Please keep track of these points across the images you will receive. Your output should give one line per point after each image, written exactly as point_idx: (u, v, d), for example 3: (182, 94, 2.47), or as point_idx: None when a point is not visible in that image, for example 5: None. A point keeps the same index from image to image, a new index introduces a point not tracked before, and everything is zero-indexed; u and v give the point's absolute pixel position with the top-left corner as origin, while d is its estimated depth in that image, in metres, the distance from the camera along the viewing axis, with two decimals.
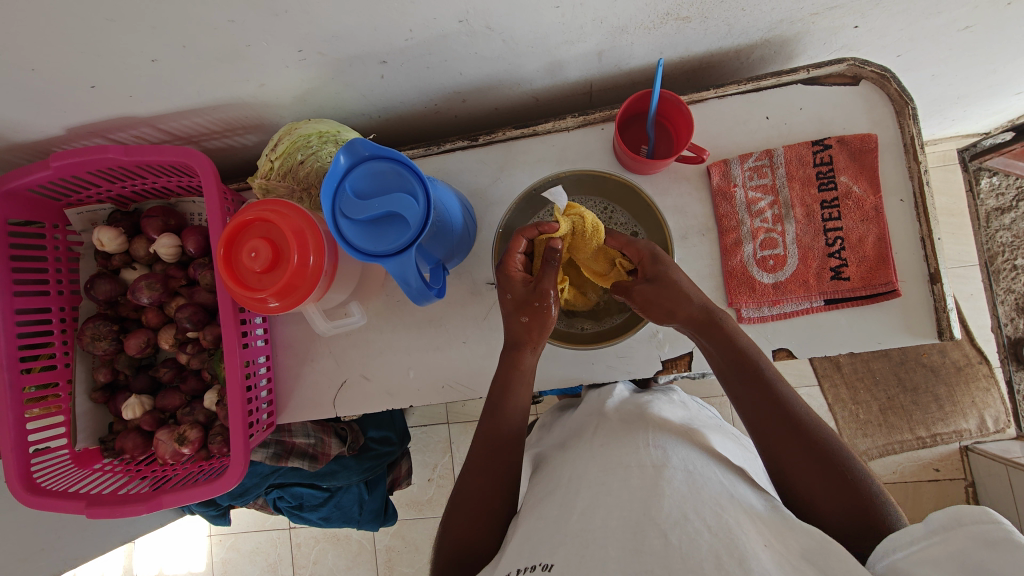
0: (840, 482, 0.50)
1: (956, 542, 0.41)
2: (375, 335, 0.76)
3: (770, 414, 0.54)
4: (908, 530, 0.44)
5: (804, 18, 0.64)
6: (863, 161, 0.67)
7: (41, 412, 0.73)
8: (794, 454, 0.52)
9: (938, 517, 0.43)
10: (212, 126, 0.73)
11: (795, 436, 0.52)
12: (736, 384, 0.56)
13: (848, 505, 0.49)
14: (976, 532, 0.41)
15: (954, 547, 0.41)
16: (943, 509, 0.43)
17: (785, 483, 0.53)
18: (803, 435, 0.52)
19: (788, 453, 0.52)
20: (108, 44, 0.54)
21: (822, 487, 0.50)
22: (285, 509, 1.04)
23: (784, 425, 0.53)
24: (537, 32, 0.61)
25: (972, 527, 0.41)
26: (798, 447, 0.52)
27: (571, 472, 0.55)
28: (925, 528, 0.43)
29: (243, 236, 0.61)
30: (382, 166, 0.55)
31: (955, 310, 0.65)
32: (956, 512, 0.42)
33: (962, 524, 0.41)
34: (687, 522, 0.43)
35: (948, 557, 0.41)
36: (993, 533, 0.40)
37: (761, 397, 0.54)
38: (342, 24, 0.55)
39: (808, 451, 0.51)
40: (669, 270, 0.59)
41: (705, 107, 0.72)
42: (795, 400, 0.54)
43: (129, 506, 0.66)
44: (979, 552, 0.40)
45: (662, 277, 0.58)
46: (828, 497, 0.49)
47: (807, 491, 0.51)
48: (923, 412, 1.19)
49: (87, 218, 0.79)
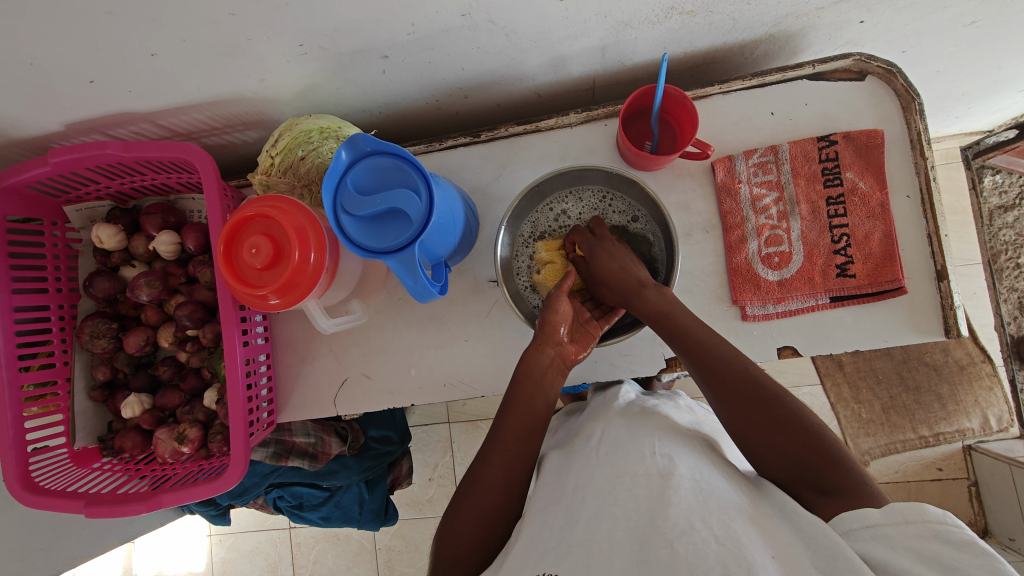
0: (774, 424, 0.52)
1: (915, 533, 0.41)
2: (375, 333, 0.76)
3: (700, 367, 0.58)
4: (866, 515, 0.44)
5: (810, 13, 0.63)
6: (869, 157, 0.67)
7: (39, 411, 0.72)
8: (730, 401, 0.55)
9: (900, 508, 0.43)
10: (212, 122, 0.72)
11: (729, 378, 0.56)
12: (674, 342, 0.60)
13: (791, 443, 0.51)
14: (938, 531, 0.41)
15: (913, 540, 0.41)
16: (906, 503, 0.42)
17: (741, 437, 0.54)
18: (733, 378, 0.55)
19: (731, 396, 0.55)
20: (108, 38, 0.54)
21: (757, 418, 0.53)
22: (285, 508, 1.03)
23: (711, 368, 0.57)
24: (540, 26, 0.61)
25: (933, 523, 0.41)
26: (731, 395, 0.55)
27: (576, 478, 0.54)
28: (885, 517, 0.43)
29: (243, 233, 0.60)
30: (384, 161, 0.54)
31: (962, 308, 0.65)
32: (917, 507, 0.42)
33: (923, 519, 0.42)
34: (694, 532, 0.43)
35: (908, 548, 0.41)
36: (955, 533, 0.41)
37: (695, 347, 0.59)
38: (342, 18, 0.55)
39: (743, 396, 0.54)
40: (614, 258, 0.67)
41: (709, 103, 0.71)
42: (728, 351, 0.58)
43: (126, 506, 0.65)
44: (940, 549, 0.40)
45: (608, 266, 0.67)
46: (773, 446, 0.52)
47: (755, 440, 0.53)
48: (925, 411, 1.19)
49: (85, 215, 0.78)
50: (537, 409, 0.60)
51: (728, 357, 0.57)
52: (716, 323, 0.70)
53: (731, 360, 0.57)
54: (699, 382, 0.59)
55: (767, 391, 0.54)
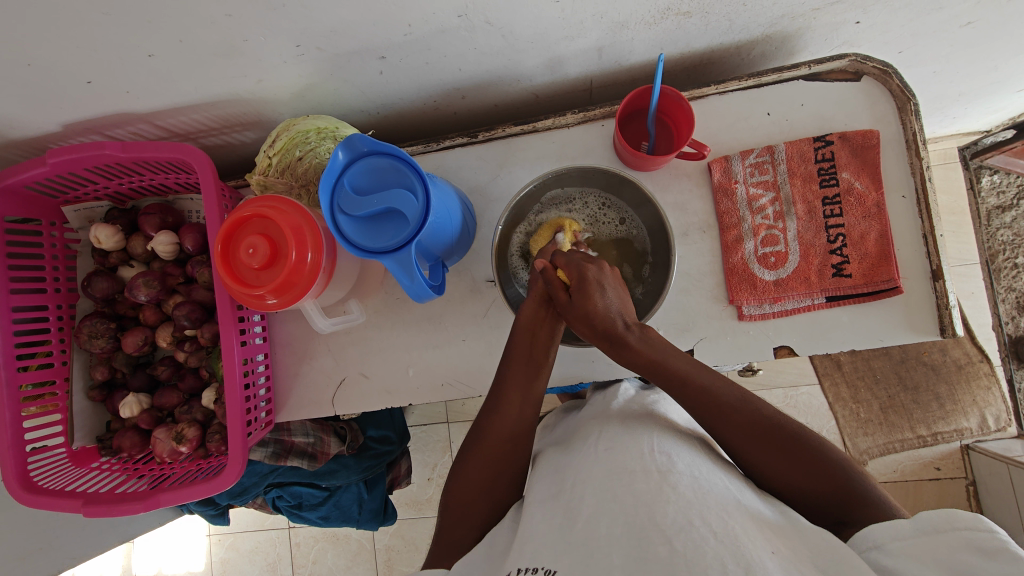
0: (795, 464, 0.51)
1: (947, 545, 0.41)
2: (373, 333, 0.76)
3: (709, 414, 0.55)
4: (896, 526, 0.44)
5: (806, 13, 0.63)
6: (865, 158, 0.67)
7: (38, 411, 0.73)
8: (745, 447, 0.53)
9: (932, 518, 0.42)
10: (210, 122, 0.73)
11: (743, 420, 0.54)
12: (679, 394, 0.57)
13: (817, 482, 0.50)
14: (970, 540, 0.40)
15: (942, 549, 0.41)
16: (937, 511, 0.43)
17: (762, 478, 0.53)
18: (746, 422, 0.53)
19: (748, 439, 0.53)
20: (106, 39, 0.54)
21: (777, 458, 0.52)
22: (284, 508, 1.04)
23: (724, 414, 0.54)
24: (536, 27, 0.61)
25: (965, 532, 0.41)
26: (746, 441, 0.53)
27: (575, 475, 0.54)
28: (914, 527, 0.43)
29: (240, 233, 0.60)
30: (381, 162, 0.54)
31: (957, 308, 0.65)
32: (950, 516, 0.42)
33: (954, 528, 0.41)
34: (692, 529, 0.43)
35: (933, 556, 0.41)
36: (988, 542, 0.40)
37: (702, 395, 0.55)
38: (339, 19, 0.55)
39: (758, 441, 0.53)
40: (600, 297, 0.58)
41: (706, 104, 0.72)
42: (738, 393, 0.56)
43: (124, 505, 0.66)
44: (970, 557, 0.39)
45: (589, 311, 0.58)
46: (796, 485, 0.51)
47: (776, 481, 0.52)
48: (923, 411, 1.19)
49: (83, 216, 0.78)
50: (531, 410, 0.62)
51: (739, 400, 0.55)
52: (713, 322, 0.70)
53: (742, 403, 0.55)
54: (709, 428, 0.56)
55: (783, 431, 0.53)
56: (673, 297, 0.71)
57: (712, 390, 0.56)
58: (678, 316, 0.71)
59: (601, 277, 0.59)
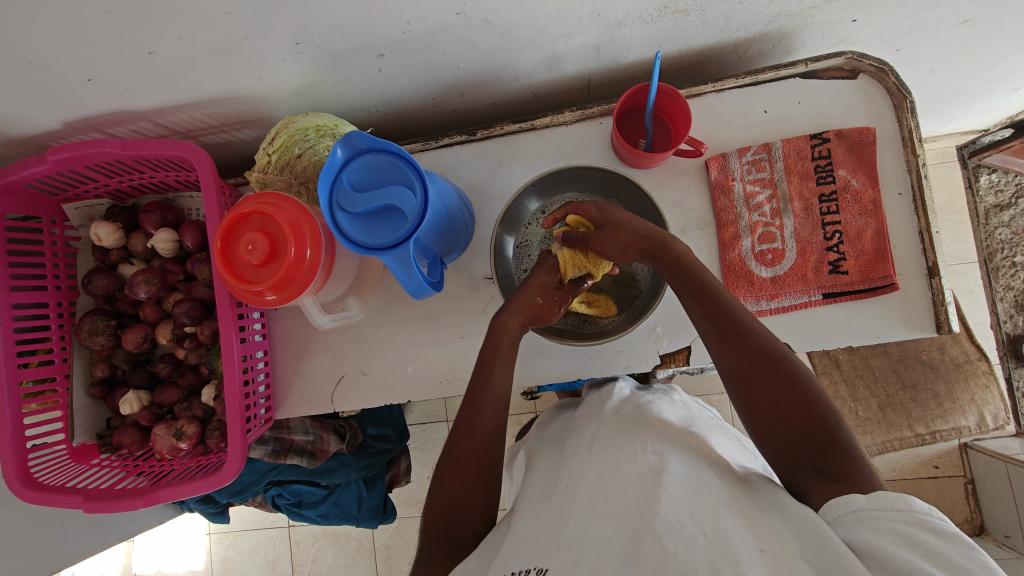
0: (792, 400, 0.51)
1: (901, 521, 0.42)
2: (371, 330, 0.76)
3: (716, 329, 0.56)
4: (854, 498, 0.44)
5: (802, 12, 0.64)
6: (861, 155, 0.67)
7: (38, 407, 0.73)
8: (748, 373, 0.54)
9: (889, 498, 0.43)
10: (210, 120, 0.73)
11: (749, 344, 0.54)
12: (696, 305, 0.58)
13: (806, 424, 0.50)
14: (925, 521, 0.41)
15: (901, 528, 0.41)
16: (894, 492, 0.43)
17: (751, 411, 0.53)
18: (754, 345, 0.54)
19: (751, 363, 0.53)
20: (105, 37, 0.54)
21: (776, 391, 0.52)
22: (283, 506, 1.04)
23: (733, 333, 0.55)
24: (533, 25, 0.61)
25: (920, 513, 0.42)
26: (751, 365, 0.53)
27: (570, 476, 0.55)
28: (871, 503, 0.43)
29: (240, 230, 0.60)
30: (379, 159, 0.55)
31: (953, 304, 0.65)
32: (903, 498, 0.43)
33: (910, 508, 0.42)
34: (682, 528, 0.43)
35: (890, 531, 0.41)
36: (940, 525, 0.41)
37: (715, 308, 0.57)
38: (338, 16, 0.55)
39: (763, 369, 0.53)
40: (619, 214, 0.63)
41: (703, 102, 0.72)
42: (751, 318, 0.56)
43: (123, 501, 0.66)
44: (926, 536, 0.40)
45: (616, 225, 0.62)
46: (783, 422, 0.51)
47: (765, 412, 0.52)
48: (921, 409, 1.19)
49: (84, 213, 0.79)
50: None
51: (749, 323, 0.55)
52: None
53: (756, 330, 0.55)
54: (713, 344, 0.57)
55: (789, 365, 0.53)
56: (670, 294, 0.71)
57: (727, 308, 0.57)
58: (676, 313, 0.71)
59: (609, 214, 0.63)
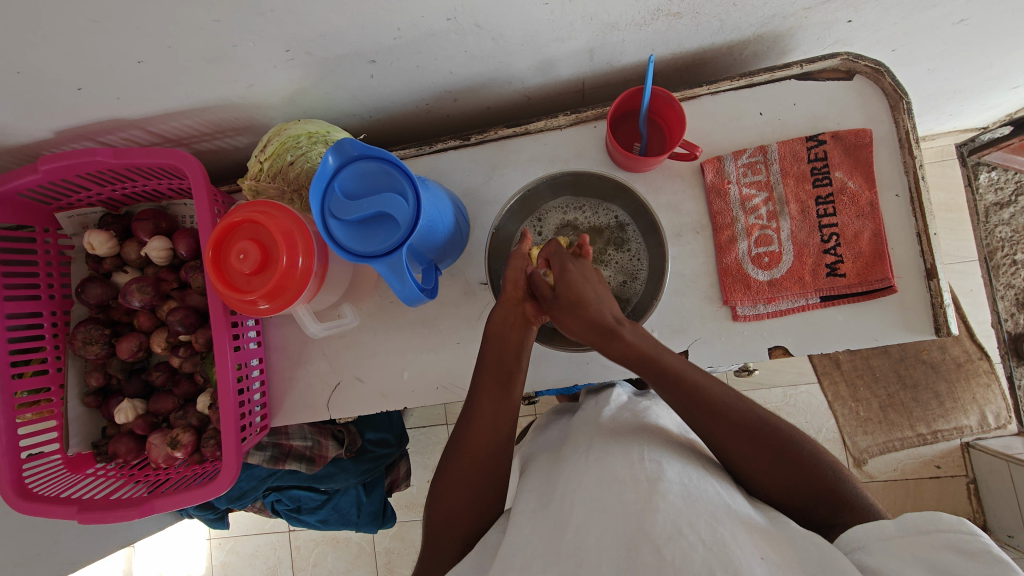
0: (787, 465, 0.51)
1: (927, 545, 0.41)
2: (367, 337, 0.76)
3: (695, 416, 0.55)
4: (879, 525, 0.44)
5: (797, 13, 0.63)
6: (859, 157, 0.67)
7: (34, 417, 0.72)
8: (739, 448, 0.52)
9: (913, 520, 0.43)
10: (202, 128, 0.73)
11: (729, 426, 0.53)
12: (670, 391, 0.56)
13: (808, 485, 0.50)
14: (952, 541, 0.41)
15: (924, 551, 0.41)
16: (918, 512, 0.43)
17: (749, 481, 0.53)
18: (735, 420, 0.53)
19: (738, 442, 0.52)
20: (94, 46, 0.54)
21: (769, 465, 0.51)
22: (283, 512, 1.04)
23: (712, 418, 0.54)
24: (525, 29, 0.61)
25: (948, 534, 0.41)
26: (739, 443, 0.52)
27: (566, 483, 0.54)
28: (897, 527, 0.43)
29: (231, 239, 0.60)
30: (370, 166, 0.54)
31: (952, 306, 0.65)
32: (931, 517, 0.42)
33: (936, 529, 0.42)
34: (681, 536, 0.43)
35: (917, 557, 0.41)
36: (972, 543, 0.40)
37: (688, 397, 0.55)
38: (328, 23, 0.55)
39: (754, 444, 0.52)
40: (584, 287, 0.60)
41: (698, 104, 0.71)
42: (727, 397, 0.55)
43: (119, 511, 0.65)
44: (950, 557, 0.40)
45: (581, 301, 0.59)
46: (787, 486, 0.51)
47: (765, 480, 0.52)
48: (923, 409, 1.19)
49: (77, 222, 0.78)
50: None
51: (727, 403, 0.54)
52: (707, 323, 0.70)
53: (739, 404, 0.54)
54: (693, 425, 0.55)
55: (776, 433, 0.52)
56: (667, 298, 0.70)
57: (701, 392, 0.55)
58: (673, 318, 0.70)
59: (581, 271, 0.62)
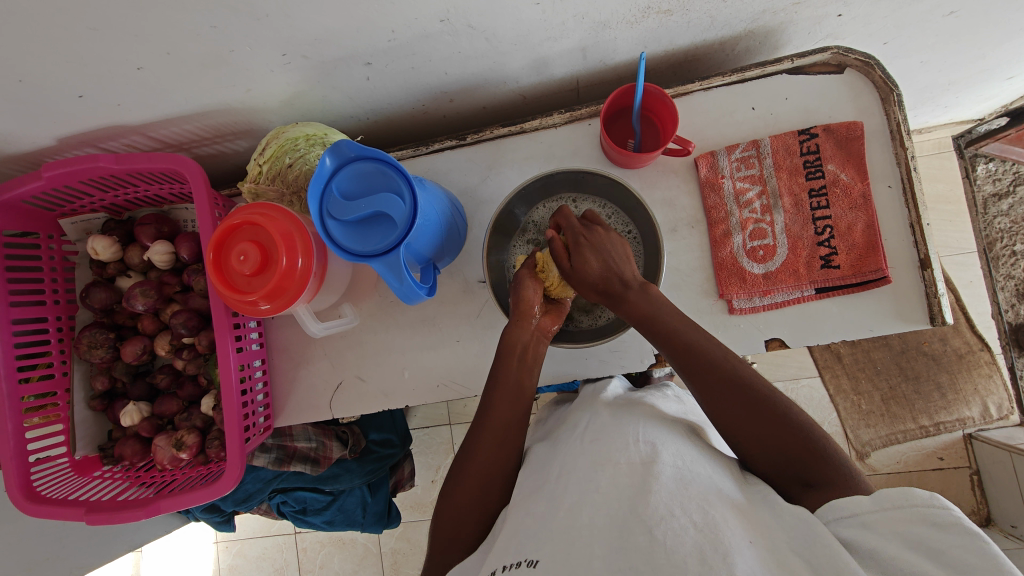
0: (765, 422, 0.52)
1: (903, 520, 0.41)
2: (368, 336, 0.77)
3: (690, 364, 0.57)
4: (856, 501, 0.44)
5: (786, 8, 0.64)
6: (850, 149, 0.67)
7: (41, 421, 0.74)
8: (718, 396, 0.54)
9: (889, 495, 0.43)
10: (202, 133, 0.74)
11: (716, 373, 0.55)
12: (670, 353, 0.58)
13: (782, 441, 0.50)
14: (925, 514, 0.41)
15: (901, 526, 0.41)
16: (894, 488, 0.43)
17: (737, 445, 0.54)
18: (718, 377, 0.55)
19: (719, 389, 0.54)
20: (95, 54, 0.55)
21: (747, 417, 0.52)
22: (288, 514, 1.05)
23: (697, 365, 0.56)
24: (518, 29, 0.62)
25: (921, 508, 0.42)
26: (722, 397, 0.54)
27: (561, 466, 0.55)
28: (873, 502, 0.43)
29: (232, 240, 0.61)
30: (367, 166, 0.55)
31: (947, 296, 0.65)
32: (905, 493, 0.43)
33: (909, 503, 0.42)
34: (673, 518, 0.43)
35: (894, 533, 0.41)
36: (943, 516, 0.41)
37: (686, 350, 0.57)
38: (323, 26, 0.56)
39: (729, 391, 0.54)
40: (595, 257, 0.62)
41: (691, 100, 0.72)
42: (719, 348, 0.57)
43: (125, 512, 0.66)
44: (926, 531, 0.40)
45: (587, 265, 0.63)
46: (762, 443, 0.51)
47: (743, 438, 0.53)
48: (924, 400, 1.19)
49: (81, 228, 0.80)
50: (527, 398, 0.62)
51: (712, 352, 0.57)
52: (703, 317, 0.70)
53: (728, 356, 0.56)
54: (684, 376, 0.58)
55: (753, 387, 0.54)
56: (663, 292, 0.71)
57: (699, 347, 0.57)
58: None
59: (596, 239, 0.63)
